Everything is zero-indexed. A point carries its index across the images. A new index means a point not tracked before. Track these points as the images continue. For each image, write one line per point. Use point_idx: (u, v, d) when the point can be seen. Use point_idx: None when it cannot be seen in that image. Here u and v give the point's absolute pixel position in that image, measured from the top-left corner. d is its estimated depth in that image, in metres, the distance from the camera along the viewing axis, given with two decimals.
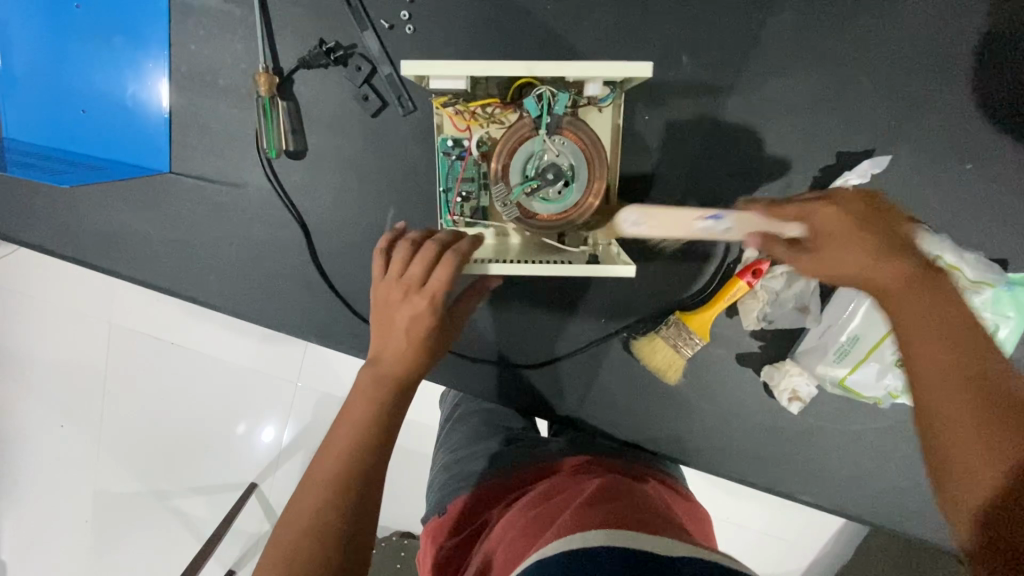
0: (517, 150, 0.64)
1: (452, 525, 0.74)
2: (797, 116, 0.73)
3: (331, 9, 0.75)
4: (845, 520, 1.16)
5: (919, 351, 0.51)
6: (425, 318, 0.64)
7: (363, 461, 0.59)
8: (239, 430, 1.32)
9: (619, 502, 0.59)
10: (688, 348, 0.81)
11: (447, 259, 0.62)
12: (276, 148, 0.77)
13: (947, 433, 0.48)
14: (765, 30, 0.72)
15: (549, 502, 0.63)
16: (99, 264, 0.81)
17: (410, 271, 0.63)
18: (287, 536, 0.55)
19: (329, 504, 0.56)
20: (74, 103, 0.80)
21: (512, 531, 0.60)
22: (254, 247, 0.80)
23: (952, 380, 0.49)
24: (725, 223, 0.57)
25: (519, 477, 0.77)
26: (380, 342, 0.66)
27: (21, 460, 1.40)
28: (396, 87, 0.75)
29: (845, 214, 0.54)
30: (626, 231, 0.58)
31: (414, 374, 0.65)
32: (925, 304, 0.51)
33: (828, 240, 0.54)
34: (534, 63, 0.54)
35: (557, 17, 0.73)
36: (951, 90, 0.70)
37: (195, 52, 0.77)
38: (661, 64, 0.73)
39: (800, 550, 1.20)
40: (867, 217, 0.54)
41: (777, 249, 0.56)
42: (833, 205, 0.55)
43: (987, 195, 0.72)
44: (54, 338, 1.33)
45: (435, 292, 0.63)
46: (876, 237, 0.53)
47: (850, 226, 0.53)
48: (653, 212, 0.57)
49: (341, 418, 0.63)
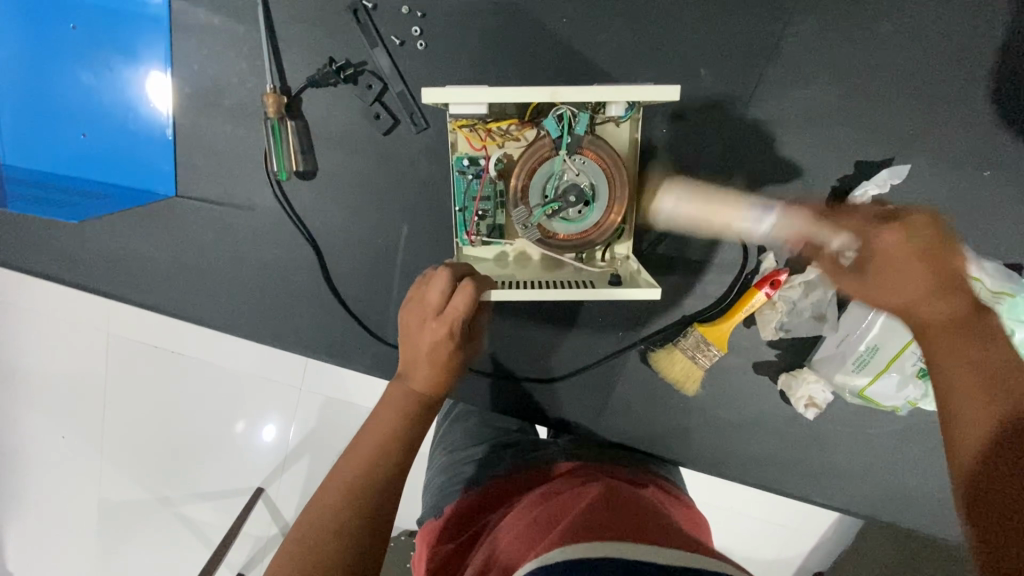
0: (537, 170, 0.63)
1: (450, 527, 0.68)
2: (815, 126, 0.72)
3: (340, 25, 0.73)
4: (838, 518, 1.17)
5: (948, 349, 0.48)
6: (446, 343, 0.63)
7: (388, 468, 0.59)
8: (239, 428, 1.30)
9: (635, 510, 0.56)
10: (706, 359, 0.80)
11: (465, 286, 0.61)
12: (287, 170, 0.74)
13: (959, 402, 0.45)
14: (782, 41, 0.71)
15: (550, 503, 0.59)
16: (106, 287, 0.80)
17: (430, 296, 0.62)
18: (306, 531, 0.53)
19: (349, 506, 0.55)
20: (72, 126, 0.77)
21: (513, 532, 0.56)
22: (263, 268, 0.79)
23: (982, 371, 0.46)
24: (770, 220, 0.73)
25: (526, 476, 0.72)
26: (404, 358, 0.66)
27: (25, 474, 1.39)
28: (408, 104, 0.74)
29: (909, 240, 0.53)
30: (659, 215, 0.76)
31: (438, 395, 0.65)
32: (950, 313, 0.50)
33: (877, 261, 0.54)
34: (559, 88, 0.53)
35: (572, 31, 0.72)
36: (970, 97, 0.70)
37: (199, 71, 0.75)
38: (678, 76, 0.72)
39: (800, 540, 1.20)
40: (932, 248, 0.52)
41: (827, 262, 0.62)
42: (902, 229, 0.54)
43: (1010, 202, 0.71)
44: (52, 354, 1.30)
45: (454, 318, 0.62)
46: (936, 270, 0.51)
47: (908, 253, 0.53)
48: (690, 189, 0.74)
49: (366, 428, 0.63)
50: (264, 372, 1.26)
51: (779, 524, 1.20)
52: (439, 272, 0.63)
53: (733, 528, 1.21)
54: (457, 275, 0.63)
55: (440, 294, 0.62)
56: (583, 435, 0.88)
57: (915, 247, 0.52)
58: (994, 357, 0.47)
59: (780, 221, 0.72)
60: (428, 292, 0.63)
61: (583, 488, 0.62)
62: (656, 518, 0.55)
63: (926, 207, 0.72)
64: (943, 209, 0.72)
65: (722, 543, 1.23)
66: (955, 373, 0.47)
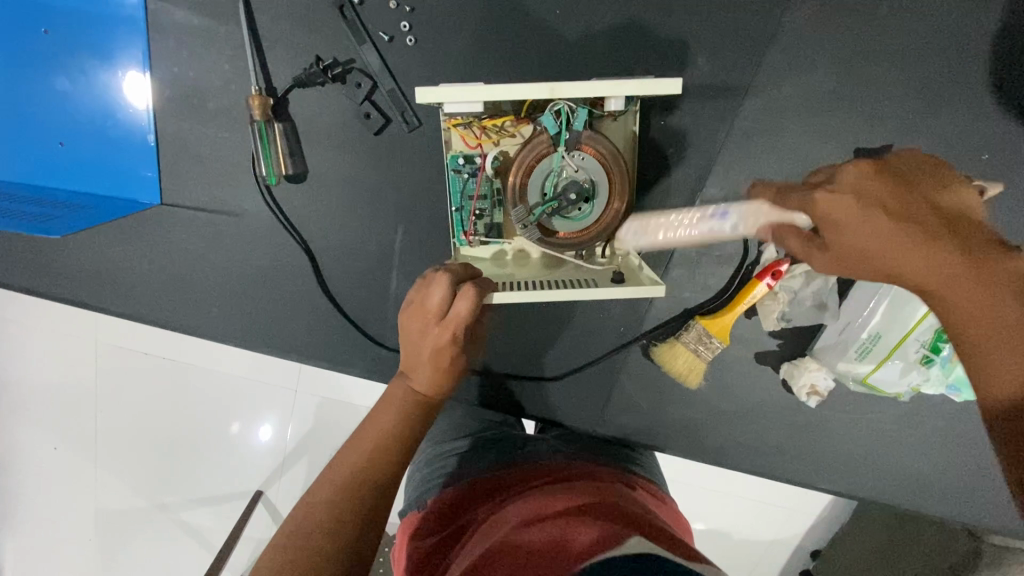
0: (536, 168, 0.62)
1: (430, 522, 0.69)
2: (815, 113, 0.71)
3: (326, 22, 0.70)
4: (834, 499, 1.19)
5: (958, 300, 0.48)
6: (447, 349, 0.62)
7: (388, 467, 0.58)
8: (234, 429, 1.28)
9: (621, 513, 0.56)
10: (709, 352, 0.79)
11: (467, 289, 0.60)
12: (275, 174, 0.72)
13: (994, 355, 0.46)
14: (781, 27, 0.69)
15: (531, 504, 0.60)
16: (91, 300, 0.78)
17: (431, 300, 0.60)
18: (298, 524, 0.52)
19: (345, 501, 0.54)
20: (49, 135, 0.74)
21: (495, 533, 0.57)
22: (256, 275, 0.77)
23: (1008, 323, 0.46)
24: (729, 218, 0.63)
25: (509, 474, 0.72)
26: (406, 359, 0.65)
27: (18, 488, 1.36)
28: (399, 103, 0.71)
29: (853, 198, 0.51)
30: (627, 240, 0.66)
31: (438, 397, 0.64)
32: (938, 258, 0.49)
33: (839, 233, 0.52)
34: (557, 84, 0.51)
35: (566, 22, 0.70)
36: (971, 79, 0.69)
37: (180, 74, 0.72)
38: (675, 67, 0.71)
39: (797, 523, 1.22)
40: (889, 198, 0.51)
41: (790, 240, 0.57)
42: (836, 189, 0.52)
43: (1012, 184, 0.70)
44: (39, 366, 1.27)
45: (456, 324, 0.60)
46: (895, 215, 0.50)
47: (863, 212, 0.51)
48: (643, 220, 0.66)
49: (365, 427, 0.62)
50: (259, 377, 1.24)
51: (777, 508, 1.21)
52: (440, 275, 0.61)
53: (733, 512, 1.22)
54: (458, 277, 0.62)
55: (441, 299, 0.61)
56: (567, 429, 0.89)
57: (858, 200, 0.51)
58: (1013, 299, 0.46)
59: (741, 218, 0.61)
60: (429, 294, 0.61)
61: (561, 490, 0.62)
62: (636, 517, 0.56)
63: None
64: None
65: (722, 526, 1.24)
66: (977, 327, 0.47)
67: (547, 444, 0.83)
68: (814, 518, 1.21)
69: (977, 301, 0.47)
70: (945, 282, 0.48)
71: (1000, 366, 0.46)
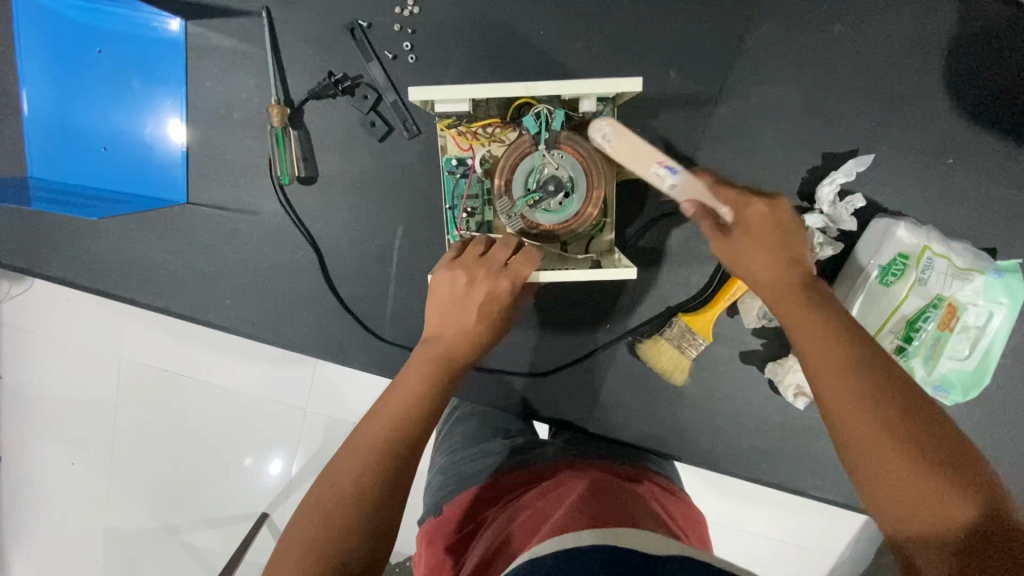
0: (518, 165, 0.68)
1: (454, 521, 0.71)
2: (782, 121, 0.77)
3: (339, 43, 0.80)
4: (858, 529, 1.15)
5: (860, 433, 0.48)
6: (505, 295, 0.64)
7: (417, 434, 0.58)
8: (246, 461, 1.33)
9: (626, 505, 0.58)
10: (693, 348, 0.83)
11: (530, 250, 0.65)
12: (288, 174, 0.81)
13: (891, 486, 0.46)
14: (746, 42, 0.76)
15: (545, 496, 0.63)
16: (119, 293, 0.85)
17: (496, 253, 0.65)
18: (331, 495, 0.53)
19: (380, 472, 0.55)
20: (97, 141, 0.84)
21: (516, 520, 0.61)
22: (267, 269, 0.84)
23: (905, 467, 0.46)
24: (676, 176, 0.63)
25: (528, 472, 0.74)
26: (441, 320, 0.64)
27: (33, 493, 1.41)
28: (401, 112, 0.80)
29: (767, 216, 0.61)
30: (594, 136, 0.63)
31: (469, 353, 0.64)
32: (851, 365, 0.51)
33: (755, 238, 0.60)
34: (531, 83, 0.58)
35: (551, 40, 0.78)
36: (924, 89, 0.75)
37: (210, 88, 0.82)
38: (650, 78, 0.78)
39: (822, 553, 1.18)
40: (778, 232, 0.60)
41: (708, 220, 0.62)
42: (760, 211, 0.61)
43: (968, 184, 0.76)
44: (64, 369, 1.34)
45: (517, 275, 0.64)
46: (782, 245, 0.60)
47: (763, 234, 0.60)
48: (624, 133, 0.63)
49: (395, 387, 0.61)
50: (270, 385, 1.29)
51: (797, 537, 1.17)
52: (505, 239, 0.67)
53: (746, 545, 1.19)
54: (518, 245, 0.68)
55: (502, 256, 0.65)
56: (574, 430, 0.90)
57: (770, 218, 0.61)
58: (905, 438, 0.46)
59: (685, 180, 0.63)
60: (491, 252, 0.66)
61: (563, 483, 0.65)
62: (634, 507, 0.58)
63: (889, 193, 0.77)
64: (906, 194, 0.77)
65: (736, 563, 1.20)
66: (858, 416, 0.48)
67: (555, 448, 0.85)
68: (839, 547, 1.17)
69: (866, 426, 0.48)
70: (844, 409, 0.49)
71: (938, 507, 0.45)
